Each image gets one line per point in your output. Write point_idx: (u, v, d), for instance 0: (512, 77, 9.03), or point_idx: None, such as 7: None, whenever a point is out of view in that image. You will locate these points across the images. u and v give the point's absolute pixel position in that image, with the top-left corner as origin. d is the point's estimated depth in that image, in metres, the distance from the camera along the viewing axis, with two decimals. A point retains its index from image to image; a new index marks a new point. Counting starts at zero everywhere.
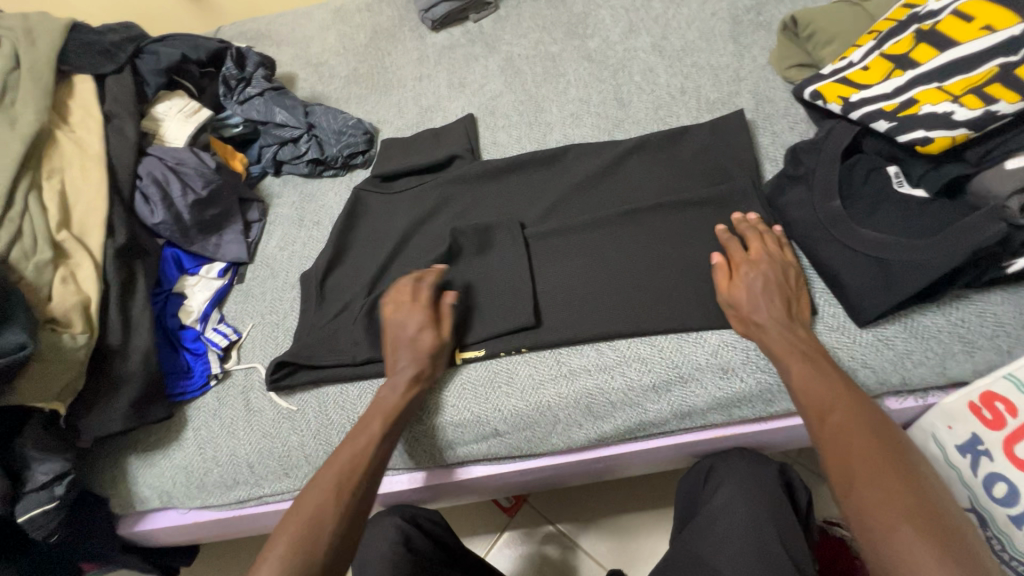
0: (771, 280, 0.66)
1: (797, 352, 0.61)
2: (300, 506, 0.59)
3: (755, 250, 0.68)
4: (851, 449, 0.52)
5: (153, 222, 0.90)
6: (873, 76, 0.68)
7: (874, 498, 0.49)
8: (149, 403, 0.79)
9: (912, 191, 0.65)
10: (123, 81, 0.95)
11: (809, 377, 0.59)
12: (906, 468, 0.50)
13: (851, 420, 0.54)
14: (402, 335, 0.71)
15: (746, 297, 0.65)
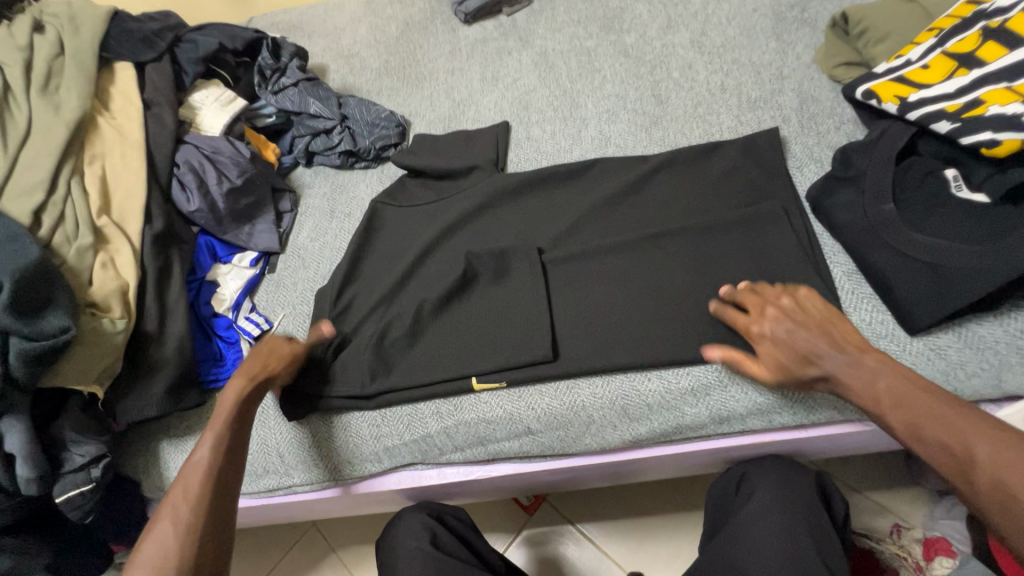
0: (794, 326, 0.62)
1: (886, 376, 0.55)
2: (163, 512, 0.58)
3: (755, 313, 0.65)
4: (929, 430, 0.51)
5: (189, 209, 0.90)
6: (934, 75, 0.65)
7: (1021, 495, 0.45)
8: (183, 390, 0.80)
9: (972, 196, 0.62)
10: (162, 69, 0.95)
11: (846, 369, 0.58)
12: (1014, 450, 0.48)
13: (916, 401, 0.53)
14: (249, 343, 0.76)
15: (777, 342, 0.62)
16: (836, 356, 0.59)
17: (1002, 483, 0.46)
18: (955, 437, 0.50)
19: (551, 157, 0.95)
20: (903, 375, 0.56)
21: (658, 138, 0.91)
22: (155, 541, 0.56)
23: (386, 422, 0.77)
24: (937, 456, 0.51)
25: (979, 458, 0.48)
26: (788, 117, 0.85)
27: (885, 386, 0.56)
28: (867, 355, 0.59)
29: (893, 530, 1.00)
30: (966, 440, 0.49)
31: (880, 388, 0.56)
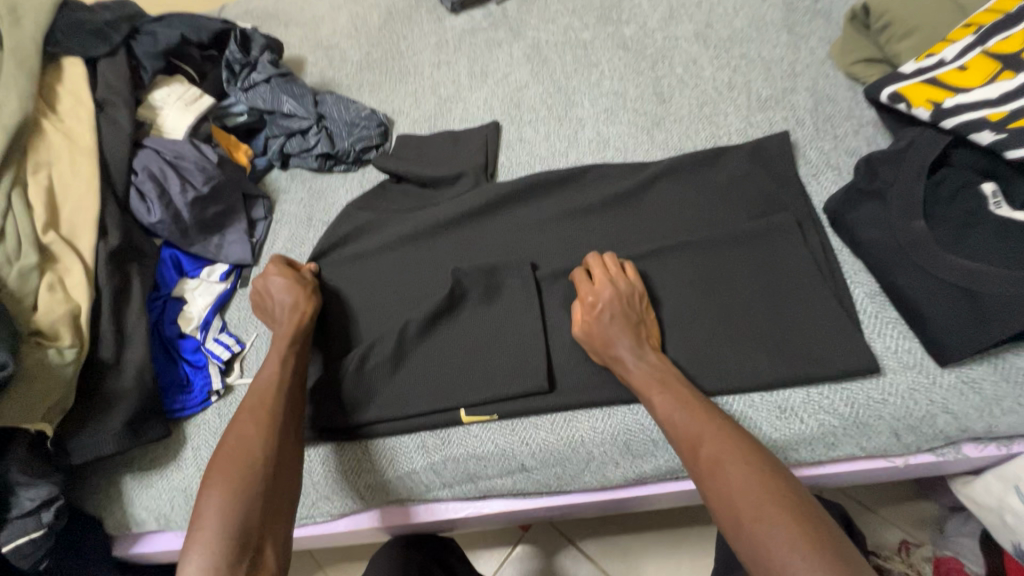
0: (620, 305, 0.63)
1: (657, 381, 0.58)
2: (230, 440, 0.59)
3: (598, 280, 0.66)
4: (733, 489, 0.49)
5: (150, 221, 0.83)
6: (973, 79, 0.59)
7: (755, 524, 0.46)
8: (145, 422, 0.73)
9: (1012, 214, 0.56)
10: (117, 65, 0.87)
11: (673, 410, 0.56)
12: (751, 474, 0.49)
13: (720, 450, 0.51)
14: (271, 284, 0.74)
15: (636, 373, 0.60)
16: (671, 395, 0.57)
17: (774, 553, 0.44)
18: (746, 498, 0.48)
19: (545, 162, 0.88)
20: (716, 422, 0.54)
21: (661, 141, 0.84)
22: (223, 472, 0.56)
23: (368, 458, 0.70)
24: (721, 512, 0.49)
25: (761, 527, 0.46)
26: (802, 118, 0.79)
27: (704, 445, 0.52)
28: (654, 353, 0.62)
29: (902, 547, 0.95)
30: (737, 500, 0.48)
31: (699, 435, 0.53)
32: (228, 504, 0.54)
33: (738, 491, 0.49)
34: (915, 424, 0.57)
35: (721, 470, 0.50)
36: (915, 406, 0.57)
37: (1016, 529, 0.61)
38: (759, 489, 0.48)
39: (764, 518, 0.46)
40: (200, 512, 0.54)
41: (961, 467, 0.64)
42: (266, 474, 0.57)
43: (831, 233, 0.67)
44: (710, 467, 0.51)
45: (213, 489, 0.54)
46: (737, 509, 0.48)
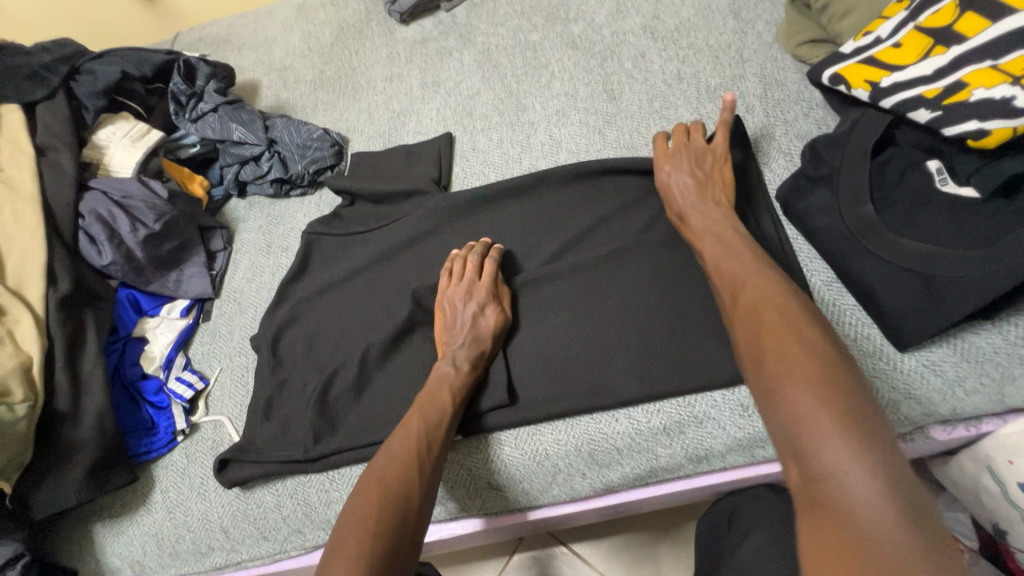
0: (695, 162, 0.67)
1: (715, 237, 0.60)
2: (375, 471, 0.55)
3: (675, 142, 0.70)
4: (765, 335, 0.46)
5: (102, 263, 0.81)
6: (907, 56, 0.57)
7: (773, 362, 0.44)
8: (108, 469, 0.71)
9: (958, 190, 0.54)
10: (56, 108, 0.86)
11: (723, 265, 0.57)
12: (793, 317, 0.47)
13: (759, 306, 0.49)
14: (462, 319, 0.67)
15: (695, 226, 0.63)
16: (724, 250, 0.58)
17: (787, 391, 0.42)
18: (772, 335, 0.46)
19: (499, 170, 0.86)
20: (765, 281, 0.52)
21: (612, 139, 0.82)
22: (369, 508, 0.52)
23: (335, 489, 0.69)
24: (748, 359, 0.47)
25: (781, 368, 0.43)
26: (751, 105, 0.78)
27: (744, 293, 0.52)
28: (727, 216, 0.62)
29: None
30: (765, 339, 0.46)
31: (743, 284, 0.52)
32: (373, 543, 0.49)
33: (769, 331, 0.47)
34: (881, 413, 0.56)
35: (756, 313, 0.49)
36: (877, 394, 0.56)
37: (995, 512, 0.60)
38: (789, 335, 0.45)
39: (790, 362, 0.43)
40: (336, 552, 0.49)
41: (934, 449, 0.63)
42: (407, 519, 0.52)
43: (787, 221, 0.65)
44: (748, 318, 0.49)
45: (355, 527, 0.50)
46: (765, 350, 0.46)
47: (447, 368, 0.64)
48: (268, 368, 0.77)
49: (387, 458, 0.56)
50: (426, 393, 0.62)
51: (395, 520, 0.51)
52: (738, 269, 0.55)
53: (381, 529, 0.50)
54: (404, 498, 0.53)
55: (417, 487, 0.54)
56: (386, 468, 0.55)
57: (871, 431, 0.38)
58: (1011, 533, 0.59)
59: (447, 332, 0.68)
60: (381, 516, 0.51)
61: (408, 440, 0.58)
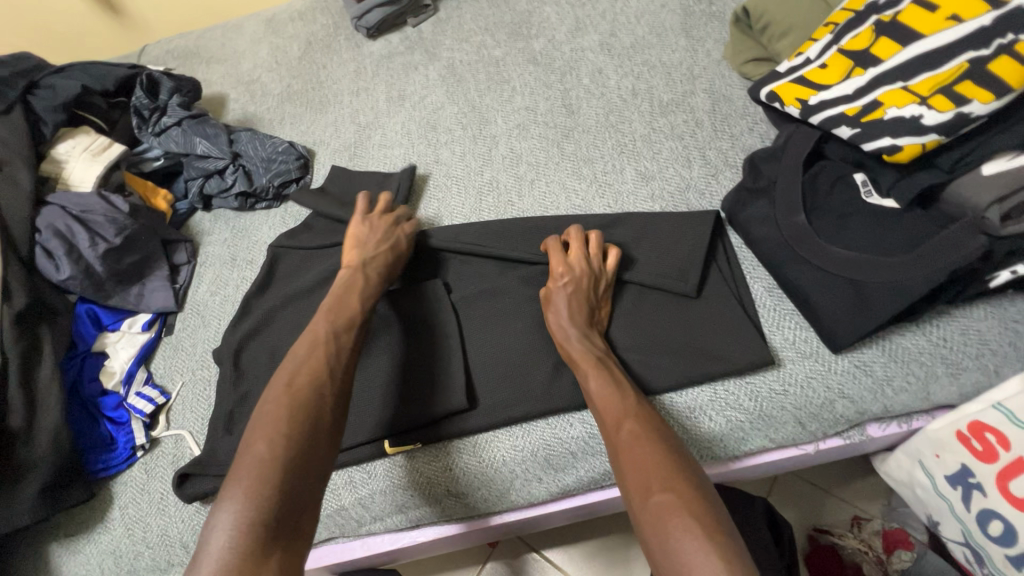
0: (578, 288, 0.63)
1: (593, 359, 0.59)
2: (280, 380, 0.56)
3: (573, 252, 0.66)
4: (652, 480, 0.48)
5: (59, 278, 0.81)
6: (832, 76, 0.61)
7: (671, 522, 0.45)
8: (64, 487, 0.71)
9: (882, 202, 0.58)
10: (13, 122, 0.85)
11: (604, 388, 0.56)
12: (678, 466, 0.48)
13: (639, 426, 0.52)
14: (380, 240, 0.73)
15: (574, 354, 0.60)
16: (605, 376, 0.57)
17: (665, 518, 0.45)
18: (658, 480, 0.48)
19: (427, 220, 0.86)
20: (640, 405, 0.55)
21: (570, 152, 0.85)
22: (279, 411, 0.53)
23: None
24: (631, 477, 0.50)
25: (658, 482, 0.47)
26: (700, 120, 0.81)
27: (627, 423, 0.53)
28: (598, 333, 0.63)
29: (853, 522, 0.95)
30: (654, 482, 0.48)
31: (623, 416, 0.53)
32: (285, 444, 0.51)
33: (655, 481, 0.48)
34: (817, 412, 0.59)
35: (635, 449, 0.50)
36: (813, 394, 0.59)
37: (927, 502, 0.62)
38: (660, 447, 0.50)
39: (666, 487, 0.47)
40: (246, 457, 0.50)
41: (873, 446, 0.66)
42: (319, 425, 0.54)
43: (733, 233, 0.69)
44: (625, 436, 0.52)
45: (265, 431, 0.52)
46: (643, 467, 0.49)
47: (354, 276, 0.68)
48: (229, 381, 0.77)
49: (274, 400, 0.54)
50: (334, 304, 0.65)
51: (307, 423, 0.53)
52: (613, 399, 0.55)
53: (292, 433, 0.52)
54: (313, 401, 0.55)
55: (328, 389, 0.57)
56: (292, 374, 0.57)
57: (735, 543, 0.43)
58: (943, 525, 0.60)
59: (356, 247, 0.72)
60: (290, 420, 0.53)
61: (309, 379, 0.57)
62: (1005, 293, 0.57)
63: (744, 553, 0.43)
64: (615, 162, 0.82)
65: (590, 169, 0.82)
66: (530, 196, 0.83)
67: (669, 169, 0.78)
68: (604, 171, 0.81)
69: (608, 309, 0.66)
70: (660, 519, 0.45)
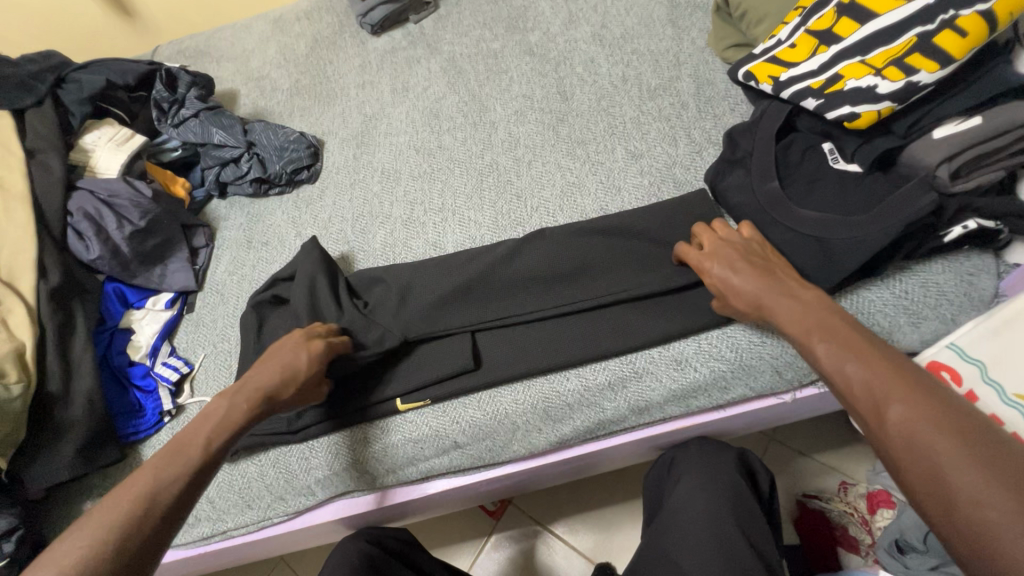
0: (735, 259, 0.61)
1: (815, 328, 0.51)
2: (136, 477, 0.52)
3: (708, 242, 0.65)
4: (951, 479, 0.37)
5: (89, 257, 0.86)
6: (800, 54, 0.67)
7: (1000, 533, 0.34)
8: (98, 447, 0.76)
9: (847, 167, 0.64)
10: (44, 113, 0.92)
11: (846, 366, 0.47)
12: (981, 449, 0.38)
13: (910, 408, 0.41)
14: (289, 361, 0.65)
15: (789, 321, 0.54)
16: (839, 348, 0.48)
17: (996, 538, 0.34)
18: (960, 475, 0.37)
19: (388, 221, 0.92)
20: (898, 371, 0.44)
21: (564, 135, 0.91)
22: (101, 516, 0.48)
23: (314, 455, 0.75)
24: (914, 478, 0.40)
25: (966, 475, 0.37)
26: (686, 103, 0.87)
27: (888, 404, 0.43)
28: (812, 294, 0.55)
29: (840, 488, 1.00)
30: (953, 481, 0.37)
31: (881, 394, 0.43)
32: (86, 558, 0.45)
33: (953, 476, 0.37)
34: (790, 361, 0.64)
35: (914, 441, 0.40)
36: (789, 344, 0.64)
37: None
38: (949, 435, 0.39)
39: (983, 500, 0.36)
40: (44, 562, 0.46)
41: None
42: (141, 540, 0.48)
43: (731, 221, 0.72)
44: (896, 423, 0.42)
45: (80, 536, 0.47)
46: (935, 465, 0.38)
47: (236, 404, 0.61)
48: (251, 350, 0.82)
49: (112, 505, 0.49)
50: (174, 443, 0.56)
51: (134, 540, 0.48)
52: (862, 371, 0.46)
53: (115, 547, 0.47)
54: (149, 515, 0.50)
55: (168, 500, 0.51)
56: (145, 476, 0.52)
57: None
58: None
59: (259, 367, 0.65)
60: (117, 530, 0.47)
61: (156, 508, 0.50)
62: (961, 249, 0.63)
63: None
64: (606, 142, 0.87)
65: (584, 150, 0.88)
66: (528, 176, 0.89)
67: (657, 148, 0.84)
68: (596, 152, 0.87)
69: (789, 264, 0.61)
70: (981, 536, 0.35)
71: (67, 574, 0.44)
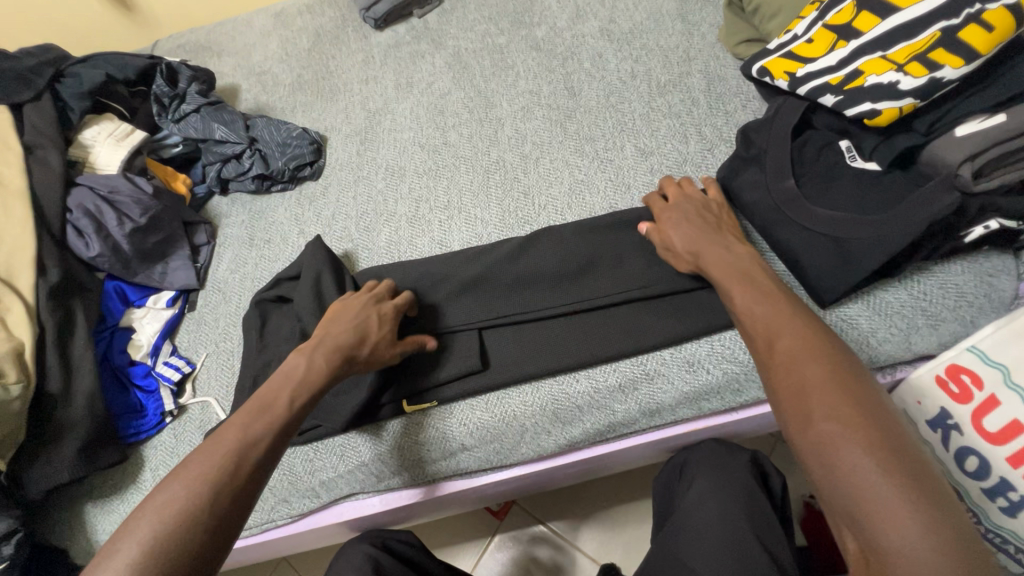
0: (690, 215, 0.66)
1: (737, 273, 0.57)
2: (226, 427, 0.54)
3: (673, 196, 0.69)
4: (812, 397, 0.44)
5: (89, 255, 0.85)
6: (817, 49, 0.65)
7: (831, 434, 0.42)
8: (99, 448, 0.75)
9: (865, 165, 0.63)
10: (42, 108, 0.90)
11: (753, 304, 0.53)
12: (837, 376, 0.45)
13: (796, 341, 0.48)
14: (362, 318, 0.67)
15: (717, 262, 0.60)
16: (751, 290, 0.55)
17: (831, 441, 0.42)
18: (821, 394, 0.44)
19: (393, 218, 0.91)
20: (793, 314, 0.51)
21: (572, 132, 0.89)
22: (201, 460, 0.51)
23: (318, 456, 0.73)
24: (783, 396, 0.47)
25: (818, 392, 0.44)
26: (696, 99, 0.86)
27: (781, 338, 0.49)
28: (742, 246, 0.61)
29: None
30: (811, 396, 0.44)
31: (778, 330, 0.50)
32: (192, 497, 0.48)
33: (813, 392, 0.45)
34: None
35: (792, 366, 0.47)
36: None
37: None
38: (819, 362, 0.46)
39: (830, 414, 0.43)
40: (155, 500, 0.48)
41: None
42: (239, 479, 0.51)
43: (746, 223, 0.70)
44: (784, 354, 0.48)
45: (184, 477, 0.49)
46: (802, 383, 0.46)
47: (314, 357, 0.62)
48: (254, 350, 0.80)
49: (208, 450, 0.52)
50: (258, 399, 0.58)
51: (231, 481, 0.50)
52: (766, 311, 0.52)
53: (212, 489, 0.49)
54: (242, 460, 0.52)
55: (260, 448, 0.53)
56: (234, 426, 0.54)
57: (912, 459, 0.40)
58: None
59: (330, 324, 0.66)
60: (213, 475, 0.50)
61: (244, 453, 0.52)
62: (981, 250, 0.62)
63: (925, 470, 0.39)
64: (615, 139, 0.86)
65: (592, 147, 0.87)
66: (535, 173, 0.87)
67: (667, 145, 0.83)
68: (605, 149, 0.86)
69: (733, 222, 0.66)
70: (826, 444, 0.42)
71: (180, 512, 0.47)
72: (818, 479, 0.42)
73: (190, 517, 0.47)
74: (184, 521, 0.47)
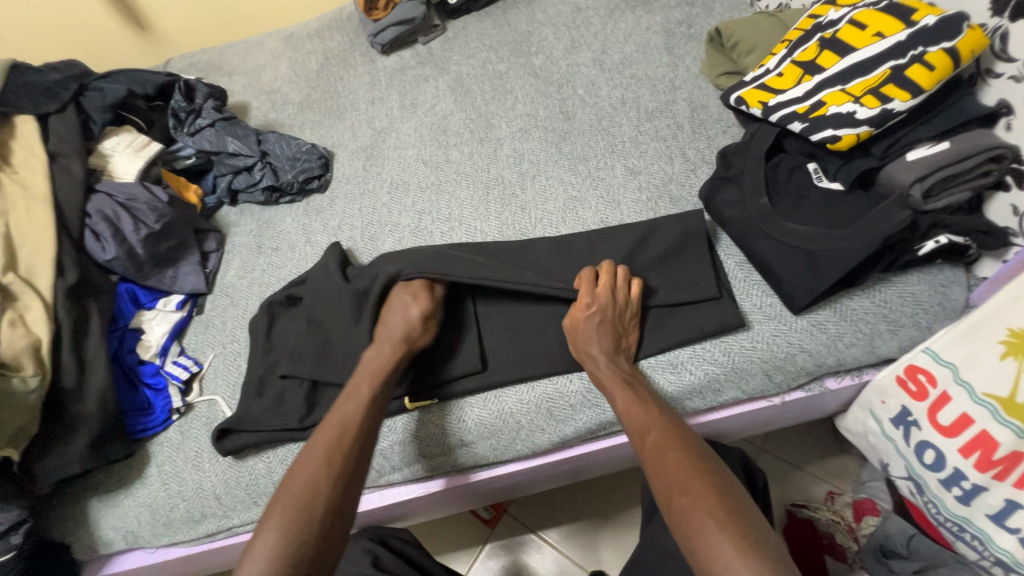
0: (604, 317, 0.69)
1: (620, 380, 0.66)
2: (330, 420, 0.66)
3: (601, 284, 0.71)
4: (673, 484, 0.55)
5: (105, 258, 0.89)
6: (786, 83, 0.73)
7: (688, 506, 0.53)
8: (107, 442, 0.77)
9: (830, 185, 0.70)
10: (67, 119, 0.95)
11: (631, 404, 0.63)
12: (694, 460, 0.57)
13: (663, 434, 0.60)
14: (395, 306, 0.75)
15: (603, 373, 0.67)
16: (630, 393, 0.64)
17: (689, 512, 0.52)
18: (679, 476, 0.55)
19: (397, 229, 0.96)
20: (660, 414, 0.62)
21: (567, 152, 0.96)
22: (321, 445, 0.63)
23: None
24: (655, 482, 0.57)
25: (683, 474, 0.55)
26: (681, 124, 0.93)
27: (652, 432, 0.60)
28: (625, 357, 0.69)
29: (827, 496, 1.03)
30: (673, 478, 0.55)
31: (648, 426, 0.61)
32: (314, 475, 0.60)
33: (674, 473, 0.56)
34: (780, 364, 0.68)
35: (661, 455, 0.58)
36: (778, 348, 0.69)
37: (878, 448, 0.72)
38: (685, 453, 0.57)
39: (686, 490, 0.54)
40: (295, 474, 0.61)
41: (833, 401, 0.75)
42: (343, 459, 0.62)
43: (725, 242, 0.77)
44: (651, 448, 0.59)
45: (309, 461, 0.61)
46: (665, 471, 0.56)
47: (373, 352, 0.72)
48: (261, 350, 0.84)
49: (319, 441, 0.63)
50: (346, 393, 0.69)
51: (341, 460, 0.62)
52: (640, 409, 0.63)
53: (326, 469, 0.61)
54: (341, 444, 0.63)
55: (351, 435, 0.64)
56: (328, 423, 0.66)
57: (750, 527, 0.50)
58: (891, 465, 0.71)
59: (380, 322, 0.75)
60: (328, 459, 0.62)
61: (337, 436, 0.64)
62: (935, 263, 0.69)
63: (757, 535, 0.50)
64: (606, 160, 0.93)
65: (585, 166, 0.93)
66: (532, 189, 0.93)
67: (654, 165, 0.90)
68: (597, 168, 0.92)
69: (635, 337, 0.71)
70: (685, 517, 0.52)
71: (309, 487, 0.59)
72: (683, 548, 0.52)
73: (319, 487, 0.59)
74: (311, 488, 0.59)
